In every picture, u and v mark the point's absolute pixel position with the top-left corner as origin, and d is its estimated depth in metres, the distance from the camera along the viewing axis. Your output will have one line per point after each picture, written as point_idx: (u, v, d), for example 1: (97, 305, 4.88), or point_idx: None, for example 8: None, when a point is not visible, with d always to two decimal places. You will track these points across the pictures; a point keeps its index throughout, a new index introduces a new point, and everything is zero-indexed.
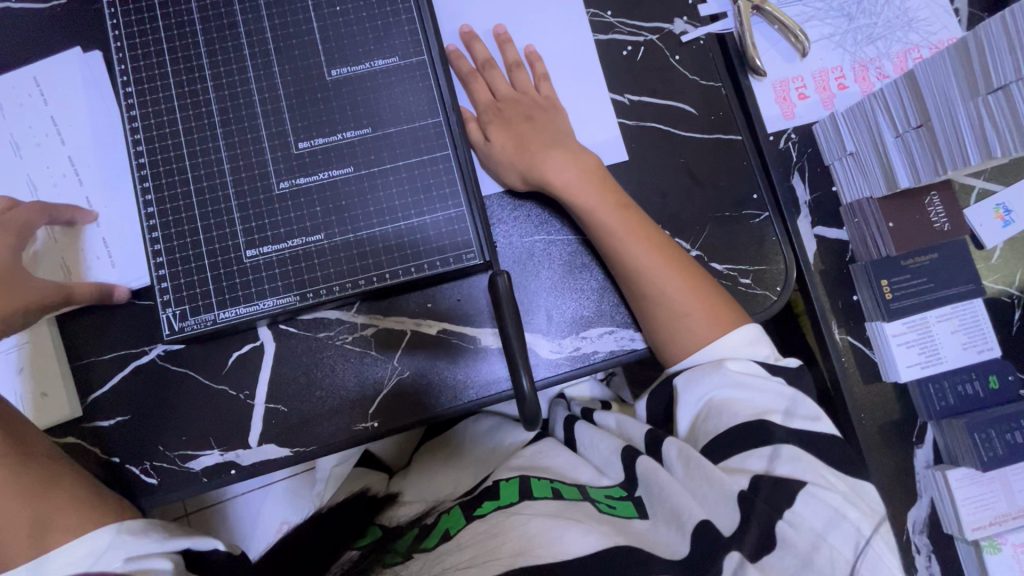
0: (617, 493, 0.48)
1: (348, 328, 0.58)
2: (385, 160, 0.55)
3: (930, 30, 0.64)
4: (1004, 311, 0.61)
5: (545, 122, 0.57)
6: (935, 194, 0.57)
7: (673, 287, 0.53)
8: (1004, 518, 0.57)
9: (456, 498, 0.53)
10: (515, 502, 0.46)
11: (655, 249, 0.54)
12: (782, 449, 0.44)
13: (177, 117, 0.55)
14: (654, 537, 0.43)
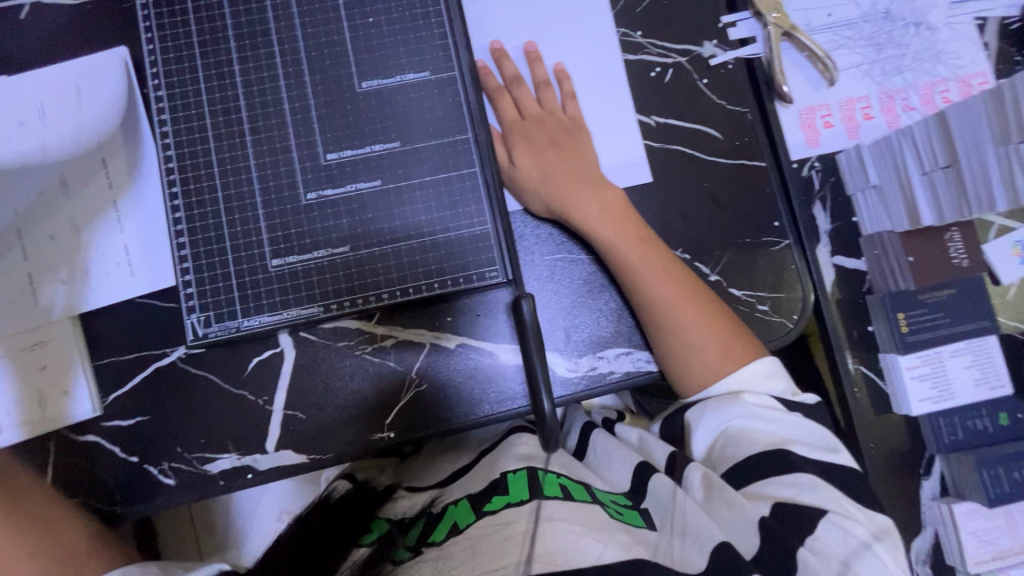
0: (623, 501, 0.49)
1: (368, 339, 0.59)
2: (414, 175, 0.56)
3: (958, 64, 0.64)
4: (1017, 349, 0.62)
5: (571, 147, 0.58)
6: (956, 230, 0.58)
7: (690, 316, 0.54)
8: (1006, 554, 0.57)
9: (460, 488, 0.53)
10: (526, 499, 0.45)
11: (674, 279, 0.55)
12: (800, 477, 0.46)
13: (208, 124, 0.55)
14: (668, 550, 0.43)
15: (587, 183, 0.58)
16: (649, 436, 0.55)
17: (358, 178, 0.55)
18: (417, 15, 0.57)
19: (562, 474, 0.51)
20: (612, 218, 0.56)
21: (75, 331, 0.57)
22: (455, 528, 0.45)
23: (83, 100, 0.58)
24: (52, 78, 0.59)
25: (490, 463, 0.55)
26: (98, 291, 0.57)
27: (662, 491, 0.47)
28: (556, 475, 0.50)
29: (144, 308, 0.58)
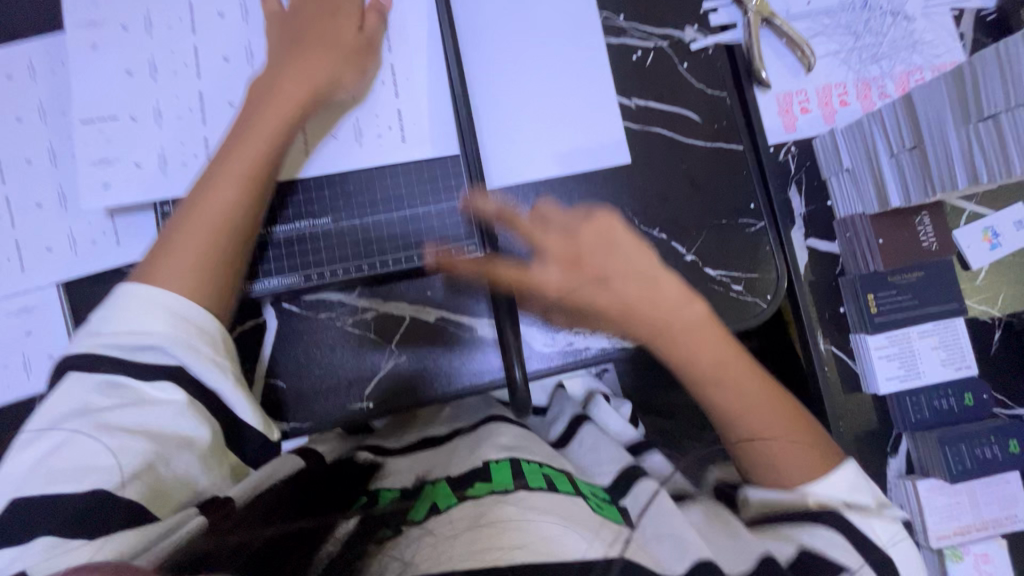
0: (603, 495, 0.47)
1: (349, 311, 0.60)
2: (396, 137, 0.57)
3: (934, 53, 0.66)
4: (986, 332, 0.63)
5: (616, 269, 0.52)
6: (927, 214, 0.59)
7: (760, 411, 0.49)
8: (968, 529, 0.59)
9: (447, 470, 0.48)
10: (512, 487, 0.43)
11: (757, 379, 0.50)
12: (822, 529, 0.44)
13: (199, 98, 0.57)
14: (651, 550, 0.40)
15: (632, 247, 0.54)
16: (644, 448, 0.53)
17: (340, 144, 0.57)
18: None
19: (547, 467, 0.49)
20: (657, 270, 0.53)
21: (61, 298, 0.58)
22: (435, 505, 0.40)
23: None
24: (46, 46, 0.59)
25: (471, 448, 0.52)
26: (83, 260, 0.58)
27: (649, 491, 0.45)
28: (538, 466, 0.48)
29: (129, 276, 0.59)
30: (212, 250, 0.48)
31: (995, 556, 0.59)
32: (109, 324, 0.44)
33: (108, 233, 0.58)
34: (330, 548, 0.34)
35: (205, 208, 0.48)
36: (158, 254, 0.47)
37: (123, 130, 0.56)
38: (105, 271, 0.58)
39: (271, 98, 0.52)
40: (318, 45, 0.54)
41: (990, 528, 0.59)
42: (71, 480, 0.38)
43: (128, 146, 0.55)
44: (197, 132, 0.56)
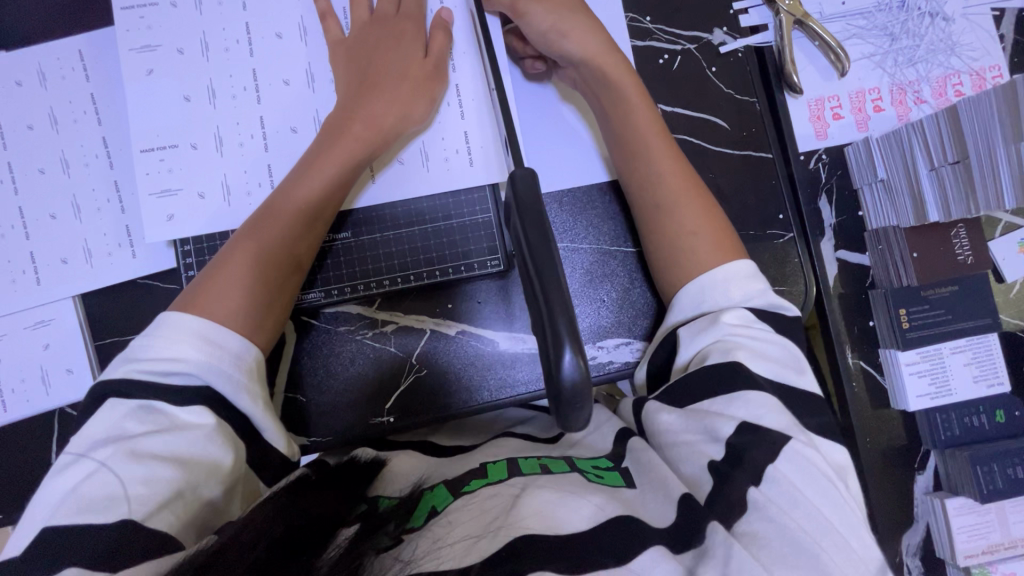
0: (604, 464, 0.46)
1: (368, 324, 0.59)
2: (463, 159, 0.57)
3: (973, 56, 0.63)
4: (1019, 347, 0.61)
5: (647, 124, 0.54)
6: (963, 228, 0.58)
7: (687, 203, 0.52)
8: (996, 548, 0.58)
9: (447, 474, 0.47)
10: (504, 478, 0.43)
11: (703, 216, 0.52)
12: (764, 397, 0.42)
13: (226, 114, 0.56)
14: (639, 504, 0.41)
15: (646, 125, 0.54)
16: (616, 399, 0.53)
17: (405, 169, 0.57)
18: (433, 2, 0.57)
19: (544, 456, 0.48)
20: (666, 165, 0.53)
21: (76, 310, 0.57)
22: (434, 510, 0.41)
23: (88, 76, 0.57)
24: (56, 53, 0.57)
25: (472, 455, 0.52)
26: (97, 273, 0.57)
27: (641, 450, 0.45)
28: (535, 458, 0.48)
29: (146, 289, 0.58)
30: (261, 286, 0.49)
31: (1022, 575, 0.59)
32: (149, 351, 0.44)
33: (123, 244, 0.57)
34: (332, 552, 0.34)
35: (261, 240, 0.50)
36: (210, 278, 0.48)
37: (186, 159, 0.55)
38: (121, 284, 0.57)
39: (339, 136, 0.52)
40: (391, 81, 0.54)
41: (1018, 546, 0.58)
42: (100, 509, 0.38)
43: (188, 174, 0.55)
44: (260, 160, 0.56)
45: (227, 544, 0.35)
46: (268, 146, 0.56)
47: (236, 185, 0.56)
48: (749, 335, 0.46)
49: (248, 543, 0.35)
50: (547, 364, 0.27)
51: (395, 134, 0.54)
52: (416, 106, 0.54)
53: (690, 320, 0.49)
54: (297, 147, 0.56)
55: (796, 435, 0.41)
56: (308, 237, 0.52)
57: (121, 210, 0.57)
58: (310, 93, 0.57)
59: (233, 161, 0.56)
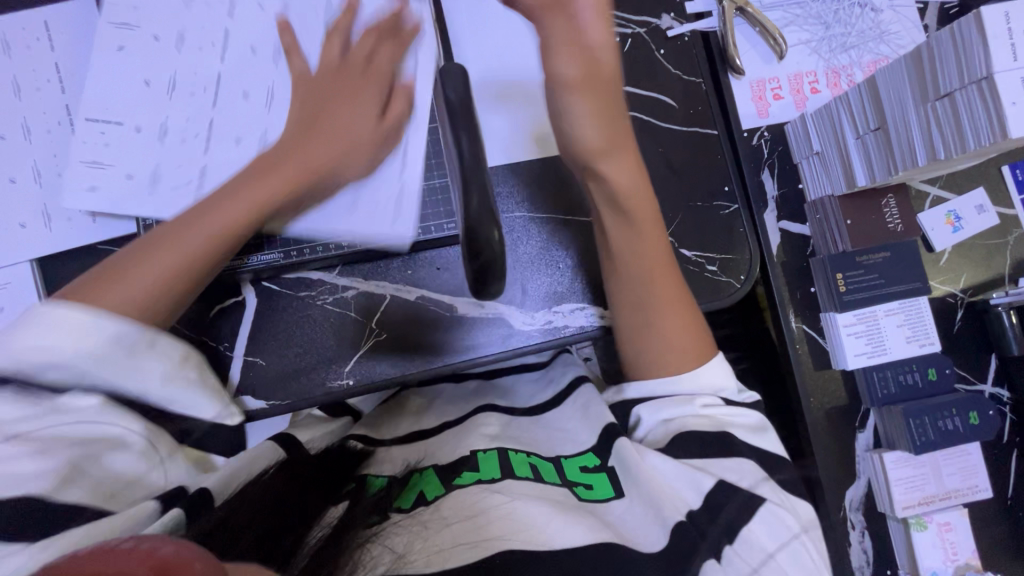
0: (589, 462, 0.49)
1: (329, 290, 0.60)
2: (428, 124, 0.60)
3: (900, 43, 0.68)
4: (949, 311, 0.65)
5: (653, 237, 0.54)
6: (892, 197, 0.62)
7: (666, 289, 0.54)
8: (931, 499, 0.61)
9: (438, 461, 0.50)
10: (498, 478, 0.46)
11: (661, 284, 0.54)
12: (740, 464, 0.45)
13: (191, 82, 0.57)
14: (624, 525, 0.43)
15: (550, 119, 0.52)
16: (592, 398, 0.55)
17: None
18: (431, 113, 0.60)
19: (531, 453, 0.51)
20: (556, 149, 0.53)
21: (34, 274, 0.57)
22: (422, 497, 0.44)
23: (52, 46, 0.58)
24: (22, 22, 0.58)
25: (455, 436, 0.54)
26: (56, 237, 0.57)
27: (628, 457, 0.46)
28: (523, 455, 0.50)
29: (105, 254, 0.58)
30: (149, 295, 0.44)
31: (956, 525, 0.62)
32: (43, 329, 0.37)
33: (84, 208, 0.58)
34: (318, 533, 0.37)
35: (159, 259, 0.45)
36: (95, 288, 0.43)
37: (151, 124, 0.57)
38: (81, 249, 0.58)
39: (270, 170, 0.50)
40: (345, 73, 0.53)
41: (952, 497, 0.61)
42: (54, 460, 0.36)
43: (153, 137, 0.57)
44: (226, 124, 0.57)
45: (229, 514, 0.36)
46: (229, 114, 0.58)
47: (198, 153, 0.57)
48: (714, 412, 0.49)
49: (239, 526, 0.36)
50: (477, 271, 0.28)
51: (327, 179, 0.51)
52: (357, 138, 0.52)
53: (657, 394, 0.51)
54: (262, 118, 0.58)
55: (768, 495, 0.43)
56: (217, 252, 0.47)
57: None
58: (274, 62, 0.58)
59: (199, 127, 0.57)
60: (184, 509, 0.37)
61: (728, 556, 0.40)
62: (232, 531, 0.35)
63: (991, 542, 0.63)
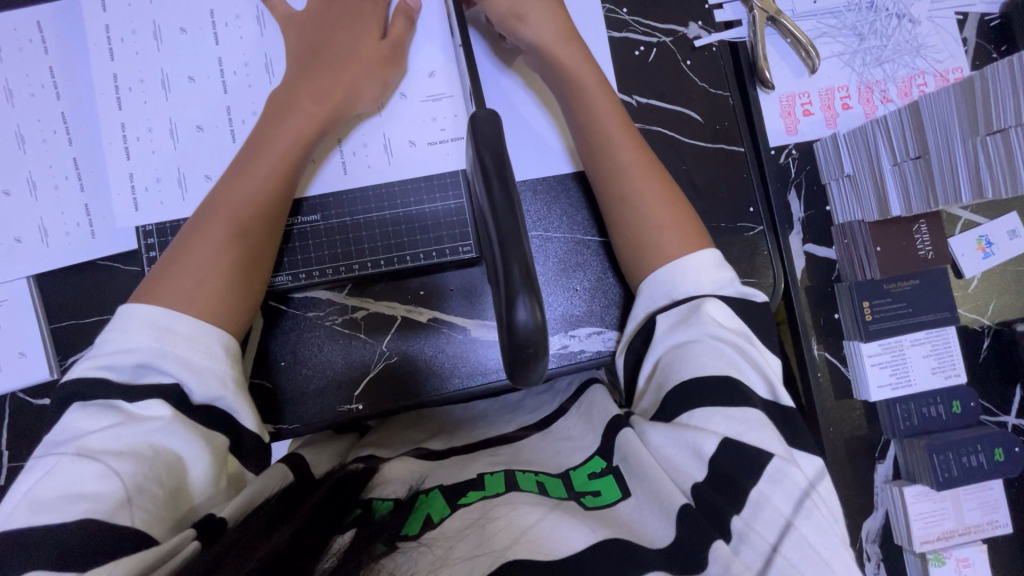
0: (596, 465, 0.47)
1: (338, 310, 0.58)
2: (438, 129, 0.56)
3: (937, 58, 0.64)
4: (974, 340, 0.63)
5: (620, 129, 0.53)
6: (924, 223, 0.59)
7: (650, 193, 0.51)
8: (950, 534, 0.60)
9: (444, 481, 0.47)
10: (503, 492, 0.43)
11: (643, 164, 0.52)
12: (748, 413, 0.41)
13: (192, 91, 0.54)
14: (637, 523, 0.41)
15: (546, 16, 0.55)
16: (596, 399, 0.53)
17: (371, 161, 0.56)
18: (443, 123, 0.57)
19: (539, 470, 0.48)
20: (541, 25, 0.54)
21: (31, 293, 0.55)
22: (429, 521, 0.42)
23: (46, 48, 0.55)
24: (14, 20, 0.55)
25: (463, 459, 0.51)
26: (54, 253, 0.55)
27: (627, 447, 0.44)
28: (531, 471, 0.47)
29: (105, 271, 0.56)
30: (200, 302, 0.45)
31: (975, 561, 0.61)
32: (109, 346, 0.42)
33: (81, 223, 0.55)
34: (327, 563, 0.34)
35: (216, 221, 0.48)
36: (167, 274, 0.45)
37: (153, 134, 0.54)
38: (80, 265, 0.55)
39: (288, 115, 0.51)
40: (344, 54, 0.53)
41: (972, 532, 0.60)
42: (58, 513, 0.35)
43: (154, 150, 0.54)
44: (229, 138, 0.54)
45: (220, 552, 0.34)
46: (181, 103, 0.54)
47: (162, 147, 0.54)
48: (725, 339, 0.44)
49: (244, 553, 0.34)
50: (502, 321, 0.25)
51: (348, 105, 0.53)
52: (365, 88, 0.53)
53: (666, 310, 0.48)
54: (221, 101, 0.54)
55: (777, 450, 0.39)
56: (281, 183, 0.50)
57: (80, 187, 0.55)
58: (211, 41, 0.55)
59: (153, 120, 0.54)
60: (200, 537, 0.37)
61: (736, 530, 0.37)
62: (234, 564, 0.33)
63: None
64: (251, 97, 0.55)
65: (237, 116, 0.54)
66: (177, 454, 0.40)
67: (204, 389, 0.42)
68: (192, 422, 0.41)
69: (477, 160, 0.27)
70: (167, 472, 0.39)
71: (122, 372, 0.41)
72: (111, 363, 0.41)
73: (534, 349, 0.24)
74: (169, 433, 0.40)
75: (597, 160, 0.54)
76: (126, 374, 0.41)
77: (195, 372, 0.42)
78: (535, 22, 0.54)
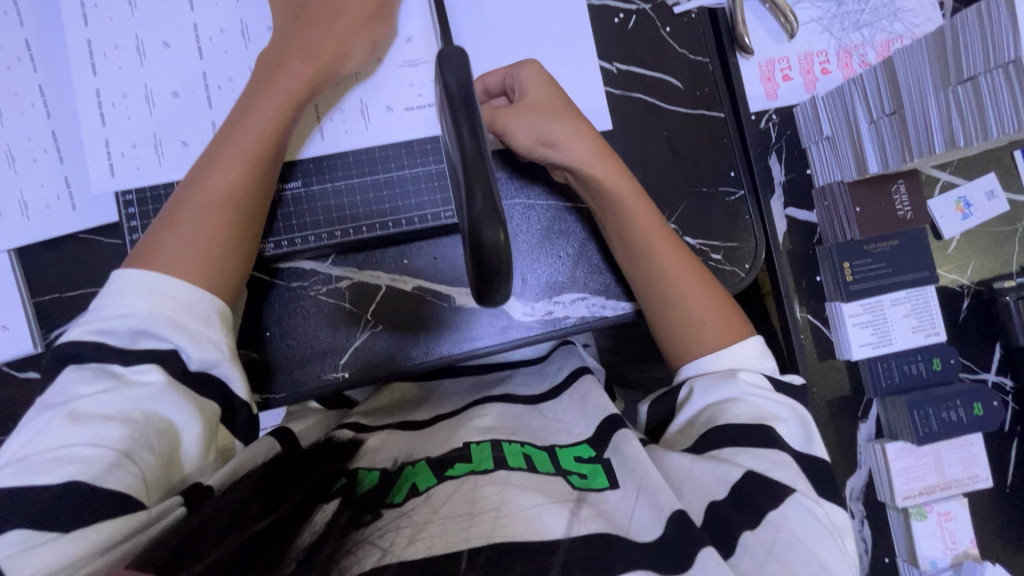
0: (583, 454, 0.47)
1: (322, 280, 0.58)
2: (417, 96, 0.57)
3: (915, 22, 0.65)
4: (954, 300, 0.64)
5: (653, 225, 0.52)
6: (902, 183, 0.60)
7: (695, 297, 0.51)
8: (931, 489, 0.61)
9: (433, 451, 0.47)
10: (492, 469, 0.43)
11: (682, 260, 0.52)
12: (775, 455, 0.42)
13: (169, 59, 0.54)
14: (626, 513, 0.41)
15: (566, 118, 0.52)
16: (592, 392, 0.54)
17: (348, 125, 0.56)
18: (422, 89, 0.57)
19: (526, 443, 0.48)
20: (572, 126, 0.52)
21: (13, 267, 0.55)
22: (415, 488, 0.40)
23: (21, 20, 0.54)
24: None
25: (450, 428, 0.51)
26: (35, 226, 0.55)
27: (627, 450, 0.44)
28: (518, 444, 0.47)
29: (88, 244, 0.56)
30: (198, 259, 0.44)
31: (956, 515, 0.62)
32: (103, 310, 0.41)
33: (62, 196, 0.55)
34: (308, 538, 0.33)
35: (214, 180, 0.47)
36: (159, 235, 0.45)
37: (130, 104, 0.54)
38: (62, 238, 0.55)
39: (277, 73, 0.50)
40: (329, 11, 0.52)
41: (953, 487, 0.62)
42: (43, 471, 0.35)
43: (132, 121, 0.54)
44: (207, 105, 0.54)
45: (204, 522, 0.34)
46: (157, 70, 0.54)
47: (138, 113, 0.54)
48: (766, 405, 0.45)
49: (223, 526, 0.33)
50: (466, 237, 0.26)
51: (338, 60, 0.52)
52: (354, 44, 0.52)
53: (708, 372, 0.49)
54: (197, 67, 0.54)
55: (800, 487, 0.40)
56: (274, 140, 0.49)
57: (60, 160, 0.55)
58: (186, 7, 0.54)
59: (130, 87, 0.54)
60: (189, 501, 0.37)
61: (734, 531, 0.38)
62: (210, 539, 0.32)
63: (989, 530, 0.64)
64: (227, 64, 0.54)
65: (214, 83, 0.54)
66: (169, 421, 0.40)
67: (201, 355, 0.42)
68: (184, 388, 0.41)
69: (442, 87, 0.28)
70: (157, 439, 0.39)
71: (119, 335, 0.40)
72: (107, 328, 0.40)
73: (499, 265, 0.25)
74: (162, 399, 0.40)
75: (641, 271, 0.52)
76: (123, 339, 0.40)
77: (194, 338, 0.42)
78: (564, 135, 0.51)
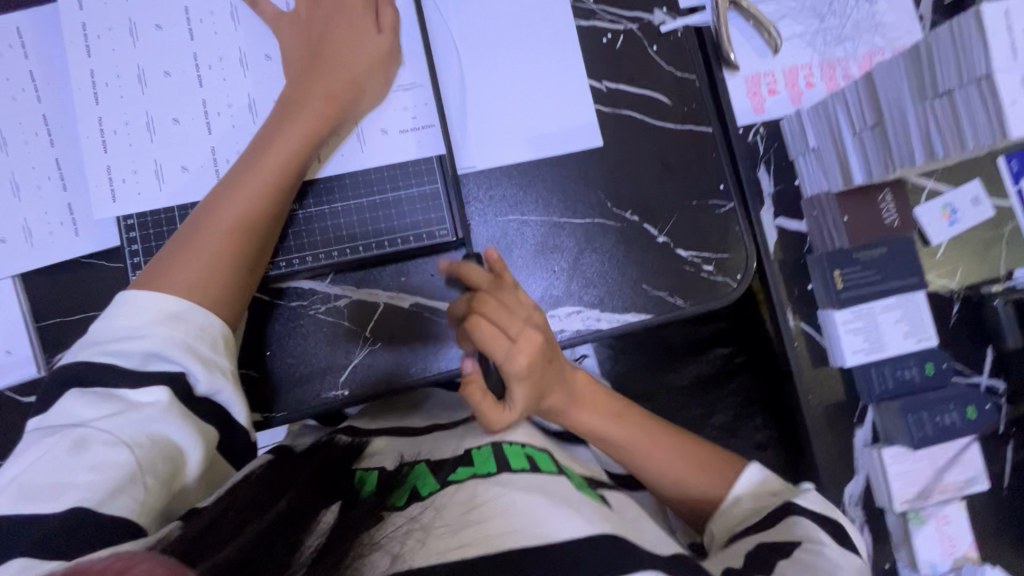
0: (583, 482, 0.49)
1: (321, 299, 0.59)
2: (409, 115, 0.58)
3: (895, 35, 0.66)
4: (945, 305, 0.65)
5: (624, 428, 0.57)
6: (888, 191, 0.61)
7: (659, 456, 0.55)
8: (928, 492, 0.62)
9: (433, 458, 0.47)
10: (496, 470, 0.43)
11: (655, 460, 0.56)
12: None
13: (170, 88, 0.56)
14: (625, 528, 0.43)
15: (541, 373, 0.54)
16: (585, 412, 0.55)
17: (344, 148, 0.58)
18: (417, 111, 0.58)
19: (526, 444, 0.49)
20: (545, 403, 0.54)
21: (17, 291, 0.56)
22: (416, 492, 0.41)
23: (26, 53, 0.56)
24: None
25: (448, 437, 0.51)
26: (38, 252, 0.56)
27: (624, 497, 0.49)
28: (518, 446, 0.49)
29: (90, 268, 0.57)
30: (214, 281, 0.46)
31: (954, 518, 0.63)
32: (111, 334, 0.42)
33: (65, 222, 0.56)
34: (315, 541, 0.32)
35: (233, 206, 0.49)
36: (172, 257, 0.46)
37: (131, 132, 0.55)
38: (64, 263, 0.56)
39: (297, 111, 0.53)
40: (340, 47, 0.55)
41: (950, 490, 0.62)
42: (48, 498, 0.35)
43: (134, 147, 0.55)
44: (207, 131, 0.56)
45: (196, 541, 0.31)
46: (158, 97, 0.55)
47: (140, 140, 0.55)
48: None
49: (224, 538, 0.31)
50: None
51: (354, 99, 0.55)
52: (371, 79, 0.56)
53: None
54: (197, 94, 0.56)
55: None
56: (292, 173, 0.52)
57: (63, 187, 0.56)
58: (187, 37, 0.56)
59: (131, 114, 0.55)
60: (182, 518, 0.35)
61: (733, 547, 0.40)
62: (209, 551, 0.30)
63: (988, 533, 0.65)
64: (226, 91, 0.56)
65: (213, 109, 0.56)
66: (173, 443, 0.40)
67: (210, 381, 0.42)
68: (187, 411, 0.41)
69: None
70: (163, 464, 0.39)
71: (129, 357, 0.41)
72: (117, 351, 0.41)
73: None
74: (166, 421, 0.40)
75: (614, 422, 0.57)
76: (133, 361, 0.41)
77: (204, 363, 0.43)
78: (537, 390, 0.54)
